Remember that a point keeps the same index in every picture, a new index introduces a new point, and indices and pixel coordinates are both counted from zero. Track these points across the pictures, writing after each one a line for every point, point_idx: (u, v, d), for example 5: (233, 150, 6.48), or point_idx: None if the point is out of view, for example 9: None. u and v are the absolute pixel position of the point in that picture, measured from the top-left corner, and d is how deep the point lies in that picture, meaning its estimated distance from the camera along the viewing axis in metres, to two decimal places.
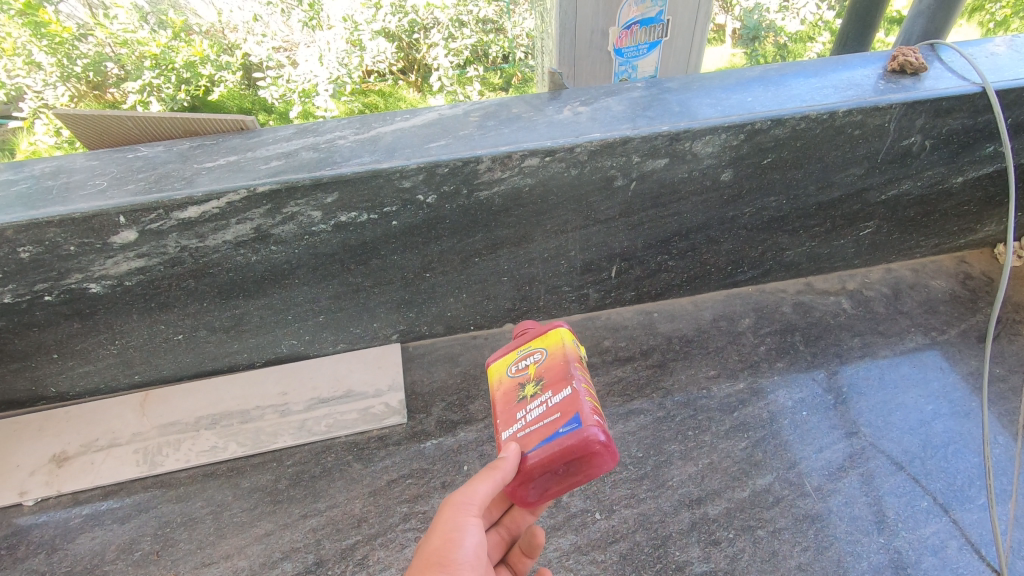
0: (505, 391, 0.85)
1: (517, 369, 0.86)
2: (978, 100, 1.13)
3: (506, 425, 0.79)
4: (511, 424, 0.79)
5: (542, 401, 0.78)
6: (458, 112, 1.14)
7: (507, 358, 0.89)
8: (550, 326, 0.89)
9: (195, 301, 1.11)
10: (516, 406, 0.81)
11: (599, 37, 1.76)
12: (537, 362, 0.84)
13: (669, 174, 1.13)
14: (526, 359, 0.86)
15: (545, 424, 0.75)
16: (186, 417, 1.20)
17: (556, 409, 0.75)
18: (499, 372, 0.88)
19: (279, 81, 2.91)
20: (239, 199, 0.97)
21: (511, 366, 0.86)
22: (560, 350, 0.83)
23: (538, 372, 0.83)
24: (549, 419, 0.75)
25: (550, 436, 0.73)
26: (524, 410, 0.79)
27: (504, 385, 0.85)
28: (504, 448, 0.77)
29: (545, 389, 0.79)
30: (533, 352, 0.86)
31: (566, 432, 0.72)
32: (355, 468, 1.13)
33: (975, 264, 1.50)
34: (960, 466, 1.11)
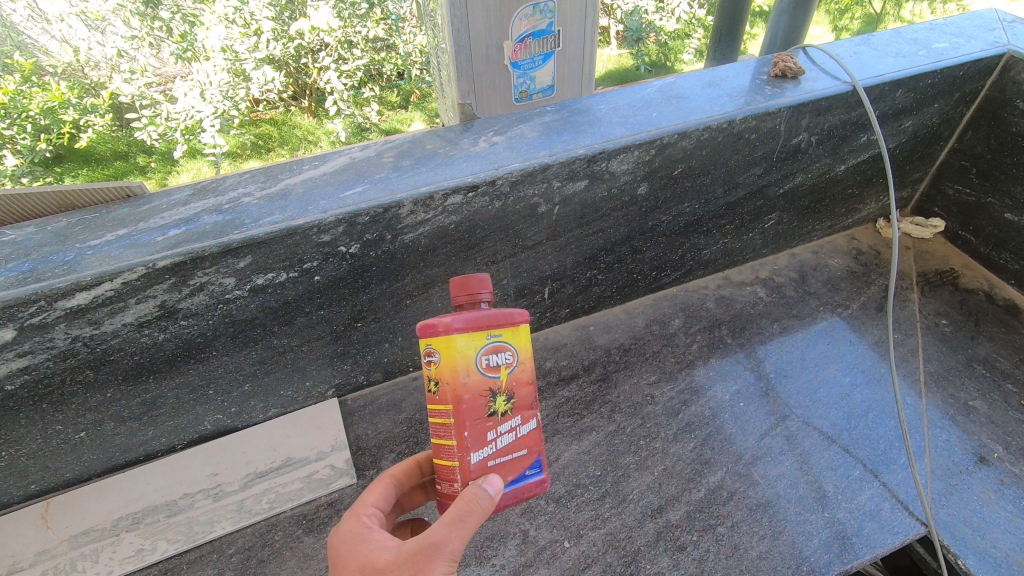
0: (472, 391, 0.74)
1: (484, 364, 0.74)
2: (851, 98, 1.25)
3: (479, 442, 0.74)
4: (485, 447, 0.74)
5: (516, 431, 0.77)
6: (369, 153, 1.10)
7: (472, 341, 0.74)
8: (515, 312, 0.77)
9: (97, 392, 0.98)
10: (486, 421, 0.74)
11: (494, 51, 1.81)
12: (506, 368, 0.76)
13: (590, 194, 1.15)
14: (499, 359, 0.76)
15: (516, 458, 0.77)
16: (100, 522, 1.06)
17: (524, 445, 0.78)
18: (464, 350, 0.73)
19: (158, 120, 3.05)
20: (137, 277, 0.87)
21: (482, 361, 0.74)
22: (527, 368, 0.79)
23: (509, 384, 0.76)
24: (519, 453, 0.77)
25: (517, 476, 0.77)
26: (494, 432, 0.75)
27: (474, 385, 0.74)
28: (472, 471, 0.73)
29: (516, 413, 0.77)
30: (501, 349, 0.76)
31: (534, 474, 0.78)
32: (306, 543, 1.05)
33: (864, 240, 1.65)
34: (881, 431, 1.21)
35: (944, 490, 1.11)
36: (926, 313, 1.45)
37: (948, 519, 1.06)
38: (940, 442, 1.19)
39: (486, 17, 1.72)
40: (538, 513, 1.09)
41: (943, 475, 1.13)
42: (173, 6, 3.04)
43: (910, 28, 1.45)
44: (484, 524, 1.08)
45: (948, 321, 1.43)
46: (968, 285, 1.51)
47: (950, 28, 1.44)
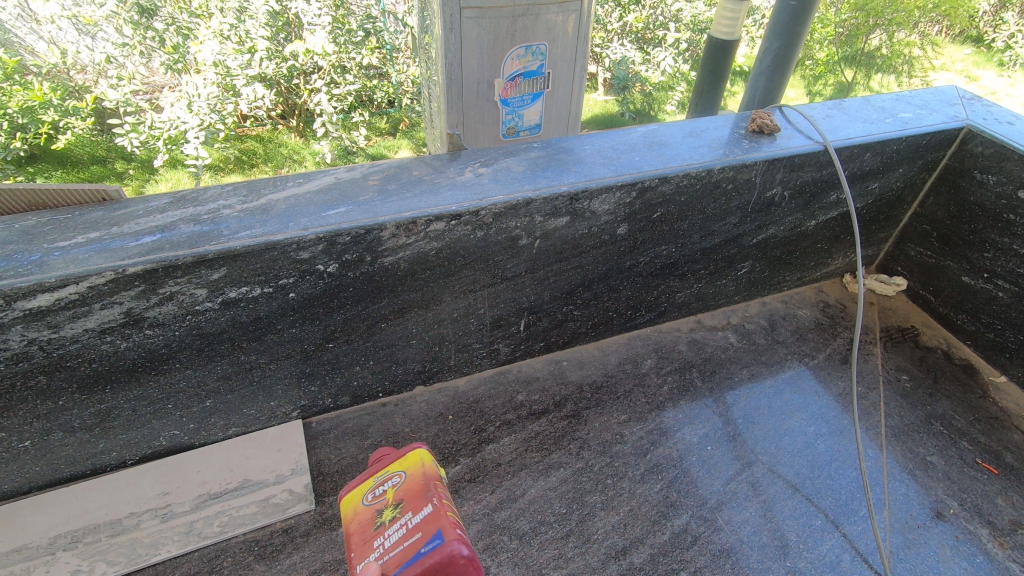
0: (357, 521, 0.87)
1: (371, 496, 0.91)
2: (822, 157, 1.31)
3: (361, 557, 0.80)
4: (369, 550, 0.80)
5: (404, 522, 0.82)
6: (355, 175, 1.11)
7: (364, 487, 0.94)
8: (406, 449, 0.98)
9: (48, 400, 0.94)
10: (371, 536, 0.82)
11: (485, 88, 1.86)
12: (393, 488, 0.90)
13: (570, 231, 1.17)
14: (397, 480, 0.92)
15: (407, 544, 0.78)
16: (35, 539, 1.00)
17: (417, 531, 0.79)
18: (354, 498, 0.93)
19: (140, 128, 3.05)
20: (104, 282, 0.85)
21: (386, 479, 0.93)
22: (417, 476, 0.91)
23: (396, 497, 0.88)
24: (410, 539, 0.78)
25: (410, 556, 0.76)
26: (378, 539, 0.81)
27: (360, 512, 0.89)
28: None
29: (404, 509, 0.85)
30: (393, 476, 0.93)
31: (432, 544, 0.76)
32: (257, 571, 1.00)
33: (831, 293, 1.70)
34: (843, 482, 1.23)
35: (902, 544, 1.12)
36: (888, 368, 1.50)
37: (906, 573, 1.07)
38: (899, 496, 1.21)
39: (479, 54, 1.77)
40: (500, 549, 1.07)
41: (902, 528, 1.14)
42: (168, 18, 3.07)
43: (878, 97, 1.54)
44: None
45: (908, 377, 1.47)
46: (927, 343, 1.57)
47: (914, 100, 1.54)
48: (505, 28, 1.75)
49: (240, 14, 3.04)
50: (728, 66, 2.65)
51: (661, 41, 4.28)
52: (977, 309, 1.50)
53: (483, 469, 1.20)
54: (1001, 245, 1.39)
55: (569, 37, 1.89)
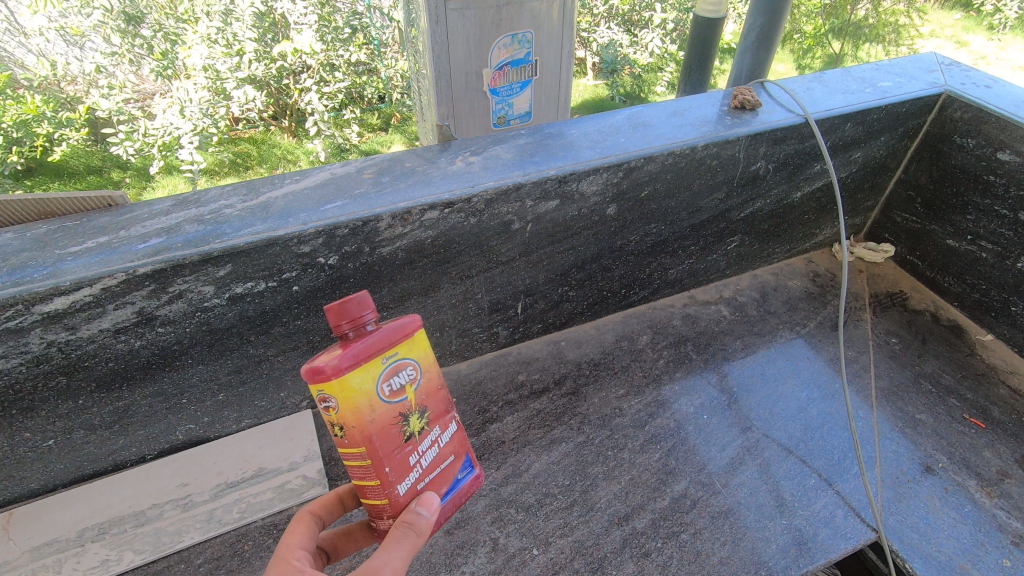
0: (382, 423, 0.75)
1: (389, 390, 0.76)
2: (803, 129, 1.35)
3: (402, 472, 0.78)
4: (409, 473, 0.79)
5: (435, 441, 0.83)
6: (350, 170, 1.15)
7: (368, 374, 0.74)
8: (405, 323, 0.79)
9: (68, 400, 0.98)
10: (405, 449, 0.78)
11: (474, 78, 1.89)
12: (413, 385, 0.80)
13: (560, 214, 1.21)
14: (405, 378, 0.79)
15: (441, 468, 0.84)
16: (65, 533, 1.04)
17: (448, 455, 0.85)
18: (365, 391, 0.74)
19: (134, 136, 3.08)
20: (117, 283, 0.89)
21: (386, 382, 0.76)
22: (431, 374, 0.83)
23: (417, 402, 0.80)
24: (445, 463, 0.84)
25: (450, 481, 0.85)
26: (414, 454, 0.79)
27: (383, 415, 0.76)
28: (401, 499, 0.78)
29: (432, 425, 0.82)
30: (401, 367, 0.78)
31: (465, 476, 0.88)
32: (277, 552, 1.05)
33: (821, 263, 1.74)
34: (835, 442, 1.27)
35: (893, 497, 1.17)
36: (878, 332, 1.54)
37: (896, 525, 1.12)
38: (890, 453, 1.25)
39: (466, 45, 1.80)
40: (508, 521, 1.11)
41: (892, 483, 1.19)
42: (156, 25, 3.12)
43: (858, 67, 1.57)
44: (455, 532, 1.10)
45: (898, 339, 1.52)
46: (916, 306, 1.61)
47: (894, 69, 1.56)
48: (490, 18, 1.77)
49: (227, 17, 3.10)
50: (716, 47, 2.68)
51: (648, 23, 4.30)
52: (963, 271, 1.53)
53: (488, 447, 1.24)
54: (983, 207, 1.42)
55: (555, 23, 1.91)
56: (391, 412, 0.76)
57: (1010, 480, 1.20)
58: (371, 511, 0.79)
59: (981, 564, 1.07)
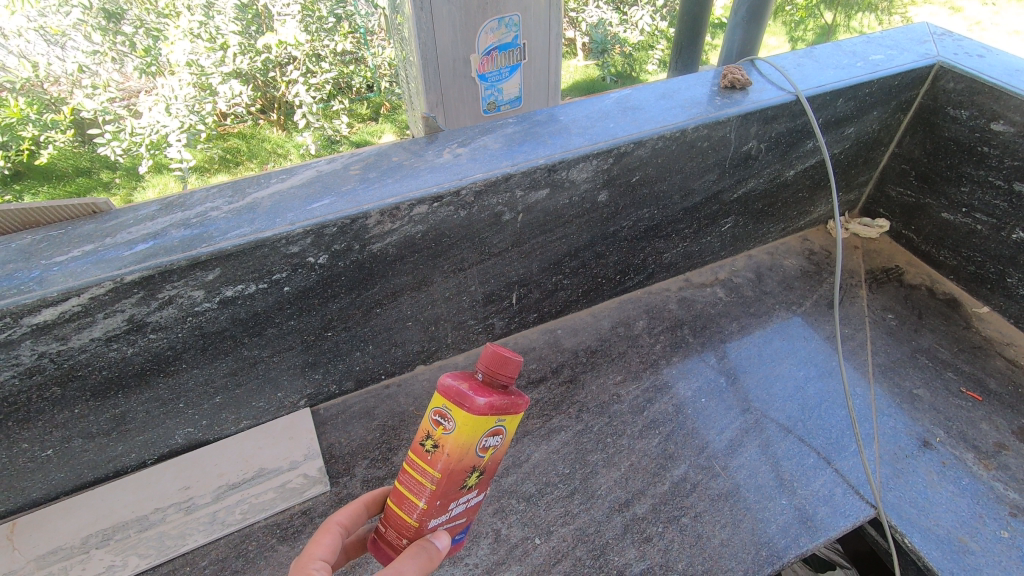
0: (460, 465, 0.76)
1: (482, 445, 0.77)
2: (795, 107, 1.33)
3: (442, 512, 0.78)
4: (444, 513, 0.79)
5: (473, 503, 0.82)
6: (337, 166, 1.13)
7: (483, 426, 0.75)
8: (522, 403, 0.79)
9: (64, 409, 0.98)
10: (457, 494, 0.78)
11: (461, 64, 1.86)
12: (495, 451, 0.79)
13: (551, 203, 1.19)
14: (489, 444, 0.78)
15: (456, 523, 0.83)
16: (69, 540, 1.05)
17: (469, 519, 0.84)
18: (470, 434, 0.75)
19: (121, 135, 3.06)
20: (105, 292, 0.88)
21: (478, 439, 0.76)
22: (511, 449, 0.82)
23: (489, 466, 0.80)
24: (460, 520, 0.83)
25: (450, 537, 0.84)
26: (457, 502, 0.79)
27: (464, 461, 0.76)
28: (424, 528, 0.79)
29: (481, 489, 0.82)
30: (500, 434, 0.78)
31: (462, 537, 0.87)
32: (281, 551, 1.06)
33: (816, 240, 1.73)
34: (833, 420, 1.28)
35: (891, 473, 1.18)
36: (874, 308, 1.54)
37: (895, 501, 1.13)
38: (887, 428, 1.26)
39: (452, 31, 1.77)
40: (509, 512, 1.12)
41: (890, 459, 1.20)
42: (136, 21, 3.06)
43: (849, 41, 1.54)
44: None
45: (894, 315, 1.51)
46: (912, 281, 1.60)
47: (886, 41, 1.54)
48: (475, 2, 1.75)
49: (208, 11, 3.05)
50: (705, 21, 2.63)
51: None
52: (958, 244, 1.53)
53: None
54: (977, 178, 1.41)
55: (542, 5, 1.88)
56: (464, 462, 0.76)
57: (1008, 452, 1.20)
58: (394, 521, 0.80)
59: (979, 536, 1.07)
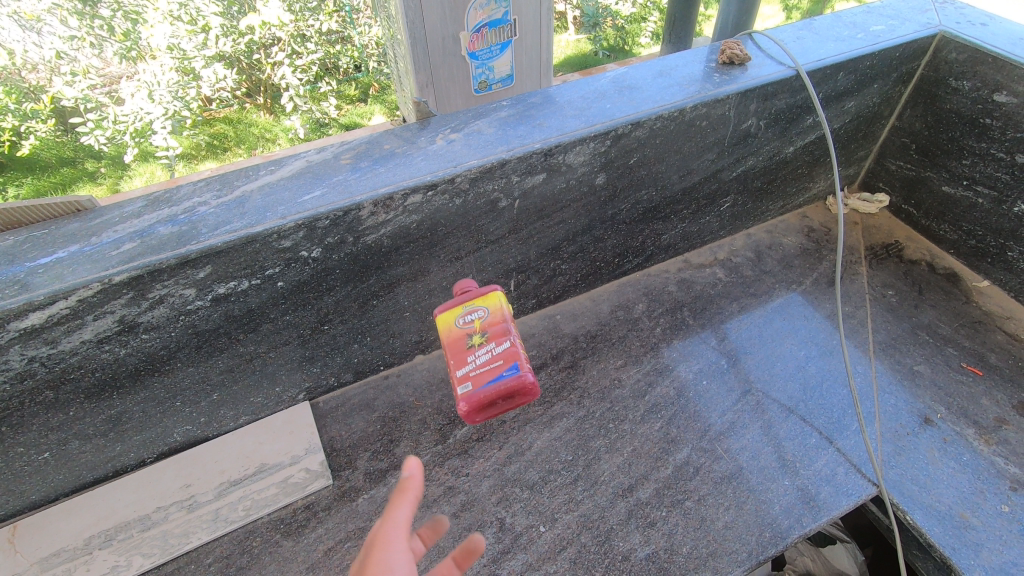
0: (453, 339, 1.09)
1: (462, 321, 1.11)
2: (795, 82, 1.30)
3: (460, 364, 1.06)
4: (465, 366, 1.05)
5: (488, 348, 1.06)
6: (326, 155, 1.10)
7: (451, 313, 1.12)
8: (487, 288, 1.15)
9: (59, 412, 0.96)
10: (467, 351, 1.07)
11: (451, 42, 1.81)
12: (480, 319, 1.10)
13: (548, 187, 1.17)
14: (479, 311, 1.11)
15: (488, 367, 1.04)
16: (72, 542, 1.04)
17: (495, 356, 1.05)
18: (446, 319, 1.12)
19: (104, 123, 2.99)
20: (93, 293, 0.86)
21: (461, 313, 1.12)
22: (498, 314, 1.10)
23: (481, 327, 1.09)
24: (494, 363, 1.04)
25: (494, 376, 1.04)
26: (472, 354, 1.06)
27: (453, 334, 1.10)
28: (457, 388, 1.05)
29: (489, 338, 1.07)
30: (473, 309, 1.11)
31: (510, 375, 1.03)
32: (286, 546, 1.06)
33: (815, 217, 1.71)
34: (834, 400, 1.28)
35: (893, 451, 1.18)
36: (874, 285, 1.53)
37: (896, 478, 1.14)
38: (889, 406, 1.26)
39: (441, 9, 1.71)
40: (513, 500, 1.12)
41: (892, 437, 1.20)
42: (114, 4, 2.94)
43: (849, 11, 1.50)
44: (461, 515, 1.10)
45: (894, 292, 1.51)
46: (912, 256, 1.59)
47: (886, 11, 1.50)
48: None
49: None
50: None
51: None
52: (958, 218, 1.51)
53: (490, 428, 1.23)
54: (979, 151, 1.39)
55: None
56: (462, 338, 1.09)
57: (1008, 427, 1.21)
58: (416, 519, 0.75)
59: (979, 511, 1.08)
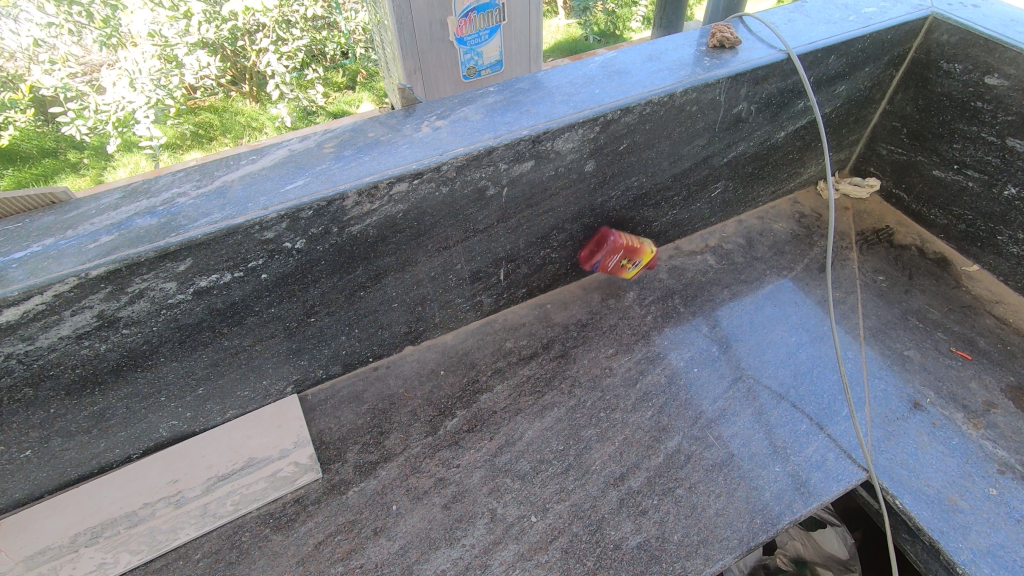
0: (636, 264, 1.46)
1: (635, 263, 1.45)
2: (786, 66, 1.28)
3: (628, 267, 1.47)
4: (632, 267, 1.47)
5: (626, 263, 1.44)
6: (309, 144, 1.07)
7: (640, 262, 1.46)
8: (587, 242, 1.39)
9: (39, 409, 0.94)
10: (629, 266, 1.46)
11: (438, 27, 1.78)
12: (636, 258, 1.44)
13: (537, 174, 1.15)
14: (638, 263, 1.46)
15: (631, 262, 1.45)
16: (57, 540, 1.03)
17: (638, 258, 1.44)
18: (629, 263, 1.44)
19: (85, 113, 2.93)
20: (70, 288, 0.83)
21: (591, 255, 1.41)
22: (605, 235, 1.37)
23: (629, 259, 1.43)
24: (632, 263, 1.45)
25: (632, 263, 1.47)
26: (635, 263, 1.45)
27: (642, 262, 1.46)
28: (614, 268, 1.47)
29: (636, 257, 1.43)
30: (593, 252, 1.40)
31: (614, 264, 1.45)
32: (275, 541, 1.05)
33: (806, 202, 1.70)
34: (825, 386, 1.28)
35: (883, 436, 1.18)
36: (865, 270, 1.52)
37: (886, 463, 1.14)
38: (879, 392, 1.26)
39: None
40: (505, 491, 1.11)
41: (882, 422, 1.21)
42: None
43: None
44: (452, 507, 1.09)
45: (885, 277, 1.50)
46: (902, 241, 1.59)
47: None
48: None
49: None
50: None
51: None
52: (949, 202, 1.51)
53: (481, 418, 1.23)
54: (970, 135, 1.38)
55: None
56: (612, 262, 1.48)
57: (996, 410, 1.21)
58: None
59: (968, 495, 1.09)
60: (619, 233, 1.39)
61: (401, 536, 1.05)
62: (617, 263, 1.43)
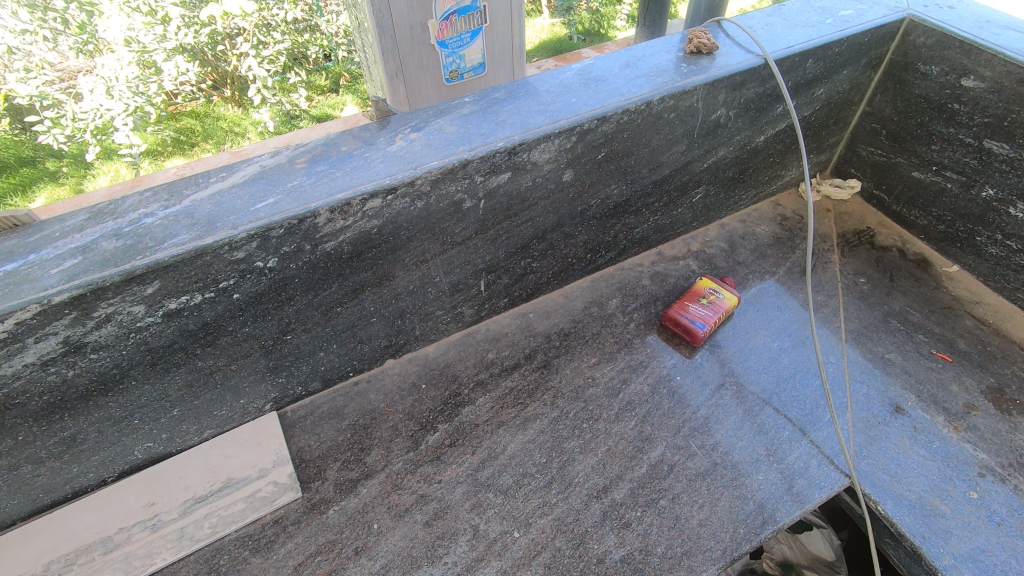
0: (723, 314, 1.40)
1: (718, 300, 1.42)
2: (763, 71, 1.28)
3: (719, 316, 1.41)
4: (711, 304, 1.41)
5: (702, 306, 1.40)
6: (281, 160, 1.05)
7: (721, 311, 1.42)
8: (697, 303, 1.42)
9: (6, 438, 0.92)
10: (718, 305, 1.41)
11: (419, 31, 1.76)
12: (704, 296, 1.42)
13: (514, 185, 1.14)
14: (719, 294, 1.43)
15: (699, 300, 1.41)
16: (30, 567, 1.00)
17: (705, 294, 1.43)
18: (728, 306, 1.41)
19: (63, 121, 2.88)
20: (33, 315, 0.81)
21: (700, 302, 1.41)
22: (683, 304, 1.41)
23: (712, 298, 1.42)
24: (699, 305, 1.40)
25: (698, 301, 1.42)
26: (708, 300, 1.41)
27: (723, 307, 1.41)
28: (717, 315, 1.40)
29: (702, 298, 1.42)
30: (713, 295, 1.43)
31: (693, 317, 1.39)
32: (254, 563, 1.03)
33: (788, 205, 1.70)
34: (807, 391, 1.28)
35: (865, 441, 1.18)
36: (846, 273, 1.53)
37: (868, 469, 1.14)
38: (860, 396, 1.26)
39: None
40: (487, 506, 1.10)
41: (864, 427, 1.21)
42: None
43: None
44: (434, 523, 1.08)
45: (866, 279, 1.51)
46: (883, 243, 1.59)
47: None
48: None
49: None
50: None
51: None
52: (928, 204, 1.51)
53: (463, 432, 1.22)
54: (947, 136, 1.39)
55: None
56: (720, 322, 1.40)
57: (977, 413, 1.22)
58: None
59: (949, 499, 1.09)
60: (679, 309, 1.40)
61: (382, 556, 1.04)
62: (706, 308, 1.40)
